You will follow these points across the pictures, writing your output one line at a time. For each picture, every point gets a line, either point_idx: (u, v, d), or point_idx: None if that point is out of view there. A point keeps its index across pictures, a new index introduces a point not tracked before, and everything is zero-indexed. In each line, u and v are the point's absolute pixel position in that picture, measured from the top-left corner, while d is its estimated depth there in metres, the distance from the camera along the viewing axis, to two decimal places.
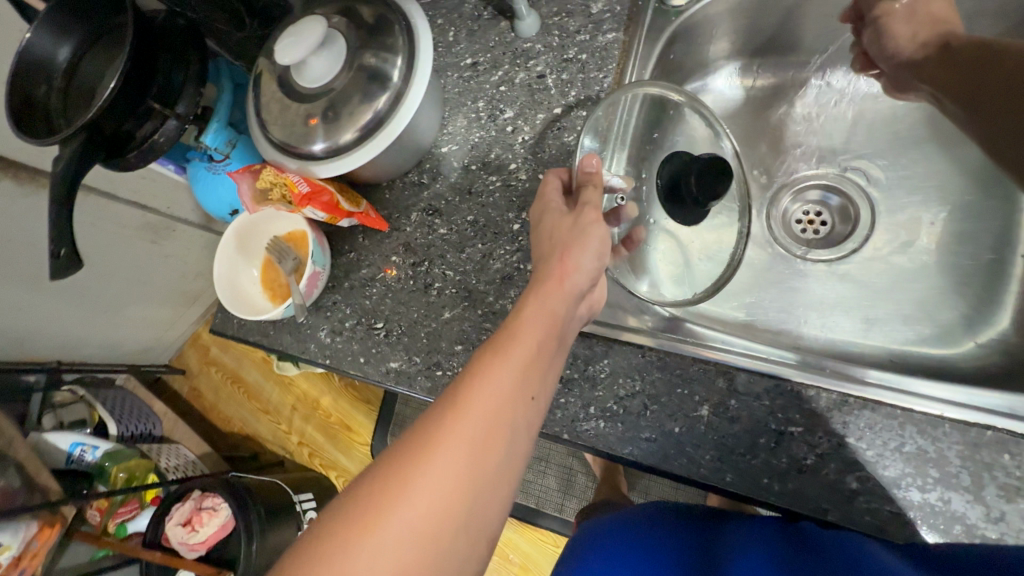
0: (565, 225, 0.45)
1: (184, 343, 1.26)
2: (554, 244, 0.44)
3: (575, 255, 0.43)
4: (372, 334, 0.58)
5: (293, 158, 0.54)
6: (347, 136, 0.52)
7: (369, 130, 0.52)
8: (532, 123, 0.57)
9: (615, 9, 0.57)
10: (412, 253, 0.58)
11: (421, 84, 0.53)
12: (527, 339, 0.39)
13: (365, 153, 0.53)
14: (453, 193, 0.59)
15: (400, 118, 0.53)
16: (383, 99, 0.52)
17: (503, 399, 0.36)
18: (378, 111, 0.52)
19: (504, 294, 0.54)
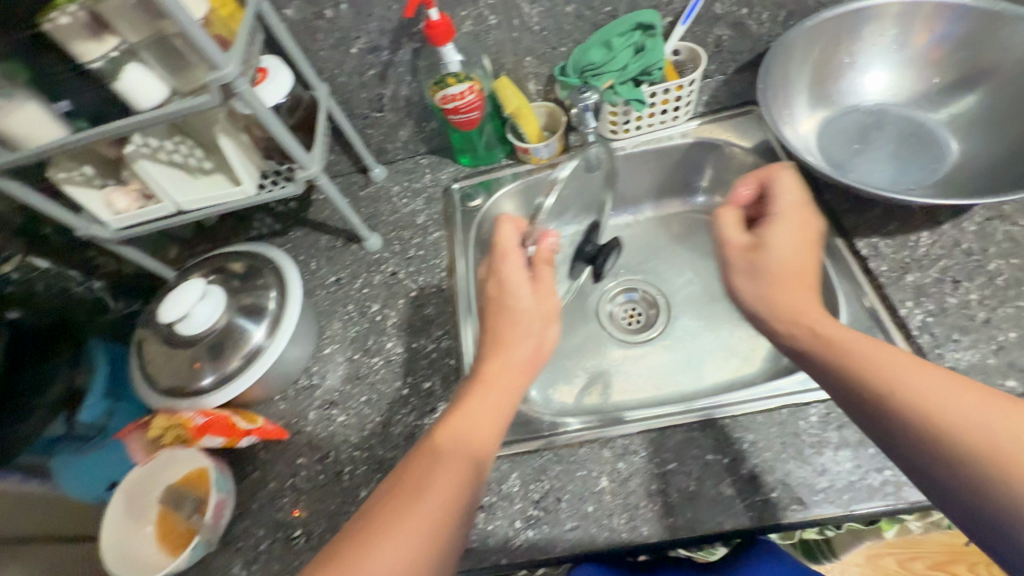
0: (527, 306, 0.53)
1: None
2: (506, 325, 0.53)
3: (522, 349, 0.52)
4: (291, 545, 0.57)
5: (184, 397, 0.60)
6: (233, 363, 0.60)
7: (255, 354, 0.62)
8: (396, 307, 0.71)
9: (433, 216, 0.78)
10: (317, 449, 0.62)
11: (294, 306, 0.65)
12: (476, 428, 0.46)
13: (251, 374, 0.61)
14: (343, 383, 0.66)
15: (281, 338, 0.63)
16: (262, 326, 0.62)
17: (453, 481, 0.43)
18: (260, 336, 0.62)
19: (411, 452, 0.59)
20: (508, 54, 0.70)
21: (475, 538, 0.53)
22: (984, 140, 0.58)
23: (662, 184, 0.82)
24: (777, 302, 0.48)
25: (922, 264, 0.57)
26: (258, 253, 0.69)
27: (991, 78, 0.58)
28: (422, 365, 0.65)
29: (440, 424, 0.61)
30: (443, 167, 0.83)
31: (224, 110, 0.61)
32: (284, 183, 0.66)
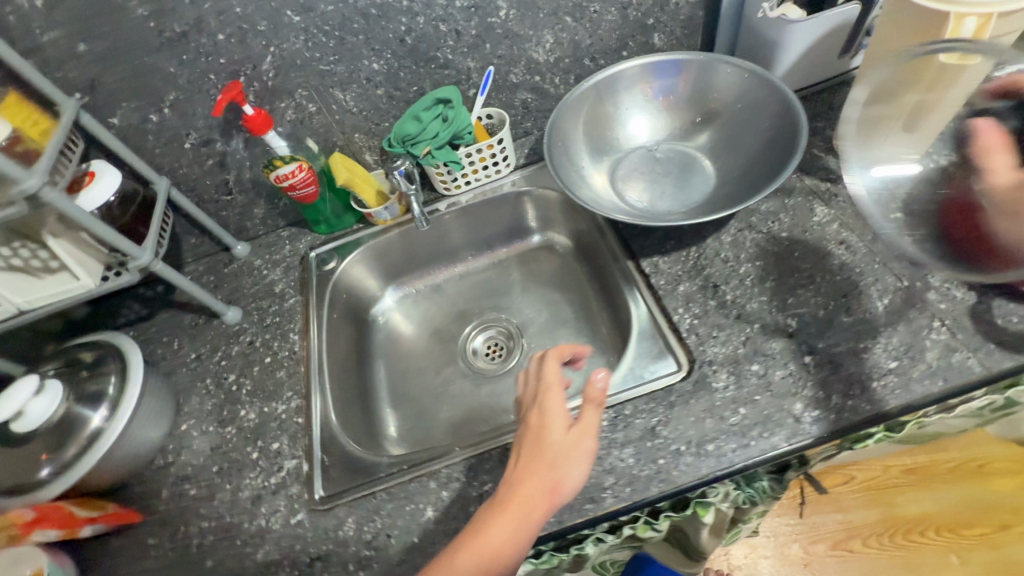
0: (555, 443, 0.50)
1: None
2: (534, 454, 0.50)
3: (540, 487, 0.48)
4: None
5: (21, 493, 0.60)
6: (71, 450, 0.61)
7: (94, 437, 0.62)
8: (252, 375, 0.75)
9: (290, 284, 0.84)
10: (167, 526, 0.63)
11: (137, 387, 0.67)
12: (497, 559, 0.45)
13: (91, 456, 0.61)
14: (197, 457, 0.68)
15: (121, 419, 0.65)
16: (103, 409, 0.64)
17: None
18: (100, 418, 0.63)
19: (258, 514, 0.62)
20: (337, 133, 0.79)
21: None
22: (726, 164, 0.72)
23: (503, 229, 0.92)
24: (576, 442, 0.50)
25: (691, 276, 0.67)
26: (109, 340, 0.72)
27: (719, 118, 0.73)
28: (273, 427, 0.69)
29: (286, 481, 0.64)
30: (302, 237, 0.89)
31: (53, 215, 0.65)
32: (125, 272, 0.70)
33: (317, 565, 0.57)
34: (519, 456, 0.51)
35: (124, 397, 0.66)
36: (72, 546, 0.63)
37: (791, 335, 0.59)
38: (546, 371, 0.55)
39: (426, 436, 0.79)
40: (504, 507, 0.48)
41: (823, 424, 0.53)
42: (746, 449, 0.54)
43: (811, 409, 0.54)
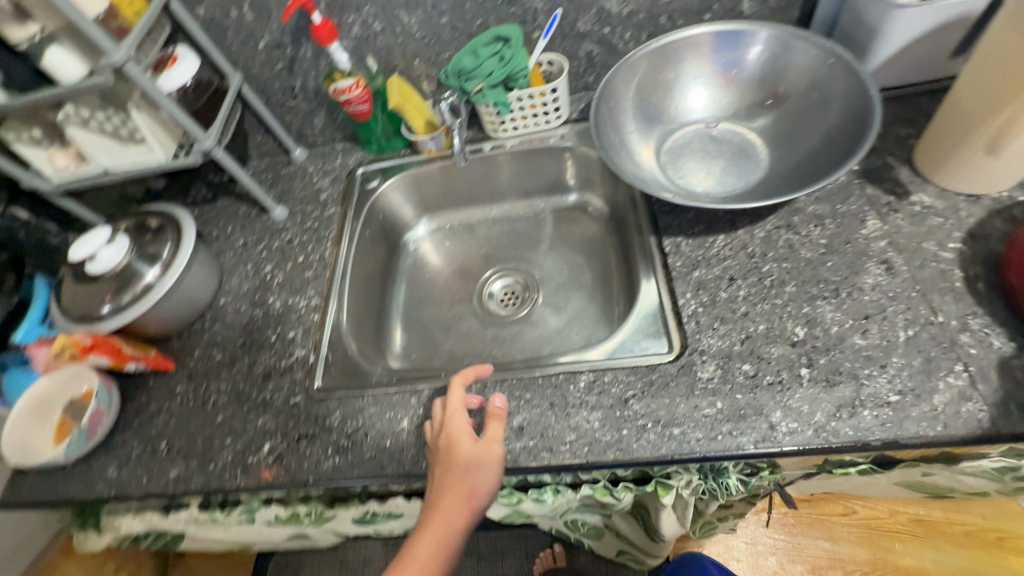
0: (464, 456, 0.54)
1: None
2: (450, 469, 0.54)
3: (458, 495, 0.53)
4: (156, 454, 0.68)
5: (82, 323, 0.71)
6: (126, 297, 0.71)
7: (145, 291, 0.72)
8: (285, 270, 0.82)
9: (334, 195, 0.89)
10: (194, 380, 0.74)
11: (188, 256, 0.76)
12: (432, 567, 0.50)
13: (141, 306, 0.71)
14: (227, 329, 0.78)
15: (170, 280, 0.74)
16: (155, 268, 0.73)
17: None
18: (152, 275, 0.73)
19: (265, 388, 0.70)
20: (398, 57, 0.81)
21: (294, 461, 0.63)
22: (781, 156, 0.68)
23: (543, 182, 0.92)
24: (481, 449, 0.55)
25: (709, 263, 0.65)
26: (173, 212, 0.81)
27: (787, 101, 0.69)
28: (293, 319, 0.76)
29: (293, 367, 0.71)
30: (353, 153, 0.93)
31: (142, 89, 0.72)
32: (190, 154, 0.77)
33: (303, 443, 0.65)
34: (437, 478, 0.55)
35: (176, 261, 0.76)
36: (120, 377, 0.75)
37: (795, 343, 0.57)
38: (447, 406, 0.59)
39: (427, 361, 0.84)
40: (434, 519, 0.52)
41: (796, 436, 0.52)
42: (711, 441, 0.54)
43: (790, 420, 0.53)
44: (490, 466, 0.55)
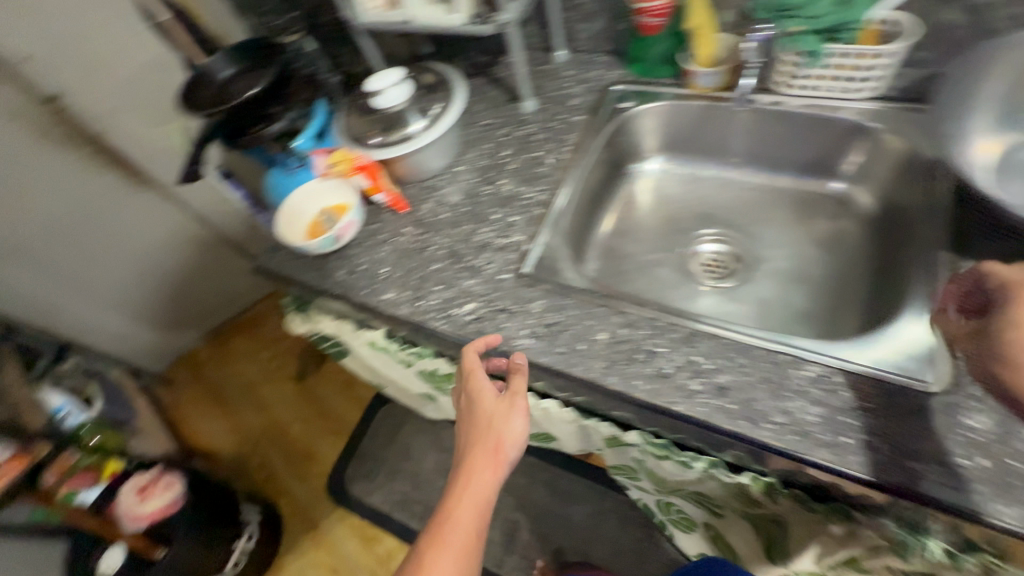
0: (488, 411, 0.62)
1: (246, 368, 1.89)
2: (480, 422, 0.62)
3: (487, 445, 0.60)
4: (377, 275, 0.78)
5: (353, 143, 0.82)
6: (394, 136, 0.81)
7: (405, 138, 0.81)
8: (521, 159, 0.84)
9: (585, 103, 0.89)
10: (420, 227, 0.81)
11: (449, 123, 0.80)
12: (477, 507, 0.58)
13: (402, 148, 0.80)
14: (457, 194, 0.84)
15: (427, 138, 0.80)
16: (423, 121, 0.81)
17: (470, 536, 0.57)
18: (419, 126, 0.81)
19: (479, 256, 0.75)
20: None
21: (490, 327, 0.68)
22: None
23: (807, 155, 0.82)
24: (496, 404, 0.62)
25: None
26: (449, 73, 0.86)
27: None
28: (518, 205, 0.79)
29: (508, 248, 0.75)
30: (613, 69, 0.91)
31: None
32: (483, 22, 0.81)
33: (502, 315, 0.69)
34: (466, 432, 0.63)
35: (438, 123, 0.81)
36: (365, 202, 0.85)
37: None
38: (467, 370, 0.64)
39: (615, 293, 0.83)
40: (471, 466, 0.60)
41: None
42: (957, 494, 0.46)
43: None
44: (515, 418, 0.61)
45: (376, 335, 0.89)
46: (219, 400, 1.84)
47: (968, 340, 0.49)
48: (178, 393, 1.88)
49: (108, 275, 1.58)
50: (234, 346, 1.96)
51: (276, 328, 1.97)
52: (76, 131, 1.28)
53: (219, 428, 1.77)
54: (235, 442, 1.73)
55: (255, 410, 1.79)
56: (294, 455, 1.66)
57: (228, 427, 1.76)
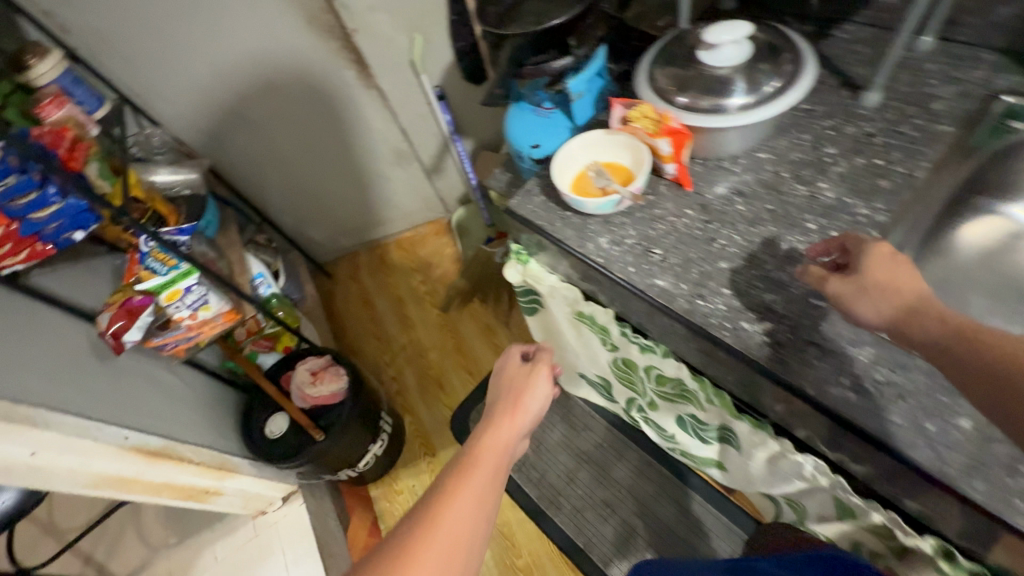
0: (516, 372, 0.85)
1: (400, 284, 1.98)
2: (521, 383, 0.83)
3: (519, 390, 0.82)
4: (647, 256, 0.69)
5: (656, 97, 0.72)
6: (704, 103, 0.68)
7: (720, 109, 0.68)
8: (851, 163, 0.68)
9: (954, 111, 0.69)
10: (706, 213, 0.70)
11: (781, 106, 0.65)
12: (499, 446, 0.74)
13: (706, 121, 0.68)
14: (757, 185, 0.70)
15: (746, 117, 0.67)
16: (745, 98, 0.67)
17: (495, 464, 0.72)
18: (736, 103, 0.67)
19: (782, 269, 0.63)
20: None
21: (792, 361, 0.57)
22: None
23: None
24: (519, 367, 0.87)
25: None
26: (799, 39, 0.69)
27: None
28: (843, 220, 0.64)
29: (826, 270, 0.61)
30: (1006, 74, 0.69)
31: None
32: None
33: (812, 351, 0.57)
34: (500, 404, 0.82)
35: (766, 101, 0.67)
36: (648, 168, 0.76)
37: None
38: (504, 359, 0.88)
39: None
40: (508, 408, 0.80)
41: None
42: None
43: None
44: (537, 378, 0.84)
45: (598, 315, 0.84)
46: (370, 305, 1.95)
47: (839, 283, 0.55)
48: (336, 287, 2.03)
49: (314, 163, 1.70)
50: (392, 260, 2.05)
51: (433, 254, 2.02)
52: (333, 23, 1.32)
53: (365, 331, 1.89)
54: (377, 348, 1.83)
55: (399, 325, 1.87)
56: (426, 379, 1.72)
57: (373, 333, 1.87)
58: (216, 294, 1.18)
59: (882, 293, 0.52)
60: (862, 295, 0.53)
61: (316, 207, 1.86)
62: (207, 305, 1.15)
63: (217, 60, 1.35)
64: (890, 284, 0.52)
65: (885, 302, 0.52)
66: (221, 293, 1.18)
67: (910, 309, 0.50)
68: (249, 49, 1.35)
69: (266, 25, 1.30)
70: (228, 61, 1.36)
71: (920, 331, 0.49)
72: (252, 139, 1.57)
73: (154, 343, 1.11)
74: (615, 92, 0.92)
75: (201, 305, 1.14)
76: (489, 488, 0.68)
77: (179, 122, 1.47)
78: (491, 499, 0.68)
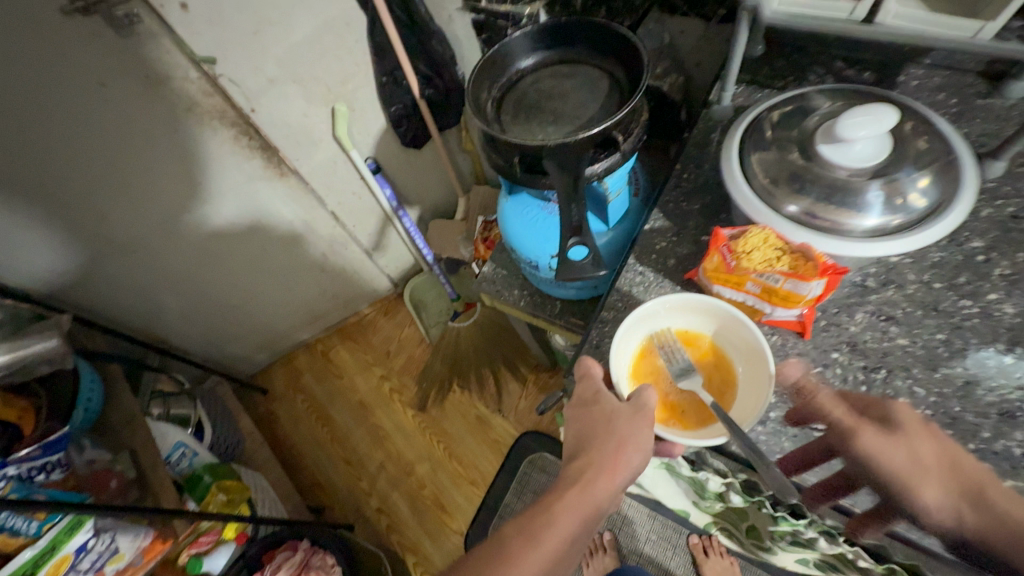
0: (609, 412, 0.49)
1: (359, 382, 1.64)
2: (611, 440, 0.48)
3: (605, 453, 0.48)
4: (811, 435, 0.50)
5: (755, 196, 0.55)
6: (824, 217, 0.52)
7: (844, 229, 0.52)
8: (1013, 260, 0.54)
9: None
10: (861, 355, 0.52)
11: (928, 240, 0.50)
12: (583, 504, 0.48)
13: (831, 243, 0.51)
14: (909, 303, 0.54)
15: (878, 247, 0.50)
16: (883, 215, 0.51)
17: (568, 536, 0.48)
18: (869, 222, 0.51)
19: (1004, 436, 0.46)
20: None
21: None
22: None
23: None
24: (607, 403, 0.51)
25: None
26: (923, 119, 0.54)
27: None
28: None
29: None
30: None
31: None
32: None
33: None
34: (579, 445, 0.50)
35: (907, 227, 0.51)
36: (765, 320, 0.55)
37: None
38: (588, 376, 0.53)
39: None
40: (582, 479, 0.49)
41: None
42: None
43: None
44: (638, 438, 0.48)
45: (712, 481, 0.62)
46: (326, 420, 1.60)
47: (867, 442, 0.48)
48: (275, 404, 1.64)
49: (220, 274, 1.32)
50: (340, 356, 1.70)
51: (389, 340, 1.71)
52: (223, 107, 0.98)
53: (329, 456, 1.53)
54: (349, 475, 1.50)
55: (370, 439, 1.54)
56: (421, 502, 1.43)
57: (340, 456, 1.53)
58: (128, 528, 0.82)
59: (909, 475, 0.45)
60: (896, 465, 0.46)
61: (231, 321, 1.47)
62: (118, 552, 0.80)
63: (57, 182, 0.92)
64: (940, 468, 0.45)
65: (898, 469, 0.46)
66: (133, 524, 0.83)
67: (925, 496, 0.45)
68: (105, 160, 0.94)
69: (116, 120, 0.90)
70: (77, 179, 0.94)
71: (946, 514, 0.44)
72: (125, 267, 1.14)
73: None
74: (641, 171, 0.74)
75: (108, 557, 0.78)
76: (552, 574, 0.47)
77: (11, 269, 1.01)
78: None
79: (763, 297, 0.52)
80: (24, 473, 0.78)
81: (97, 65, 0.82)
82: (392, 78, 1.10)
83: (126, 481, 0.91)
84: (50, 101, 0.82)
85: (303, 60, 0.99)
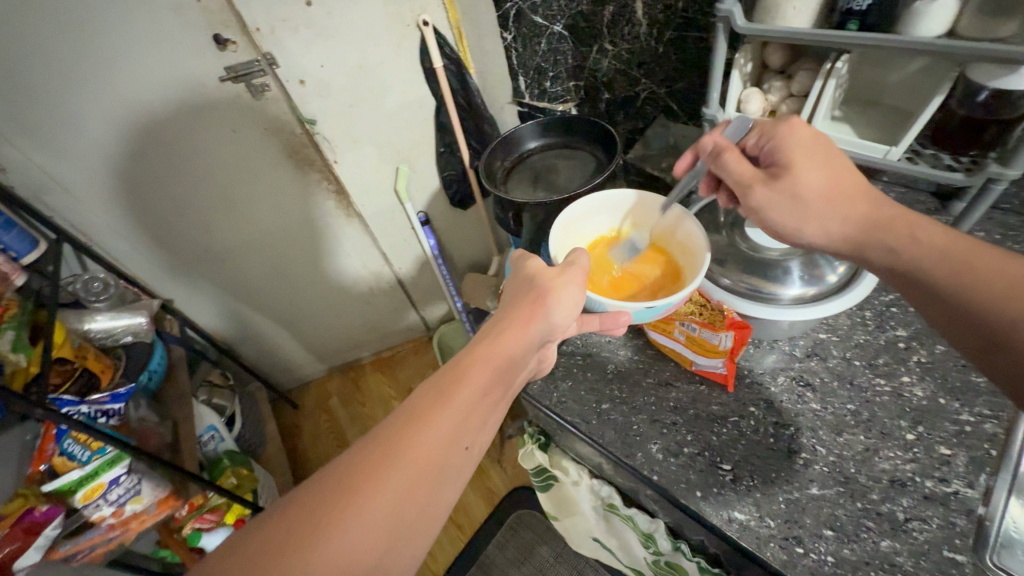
0: (536, 284, 0.57)
1: (378, 411, 1.77)
2: (535, 301, 0.55)
3: (530, 307, 0.54)
4: (715, 473, 0.55)
5: None
6: (749, 286, 0.61)
7: (773, 298, 0.60)
8: (931, 350, 0.59)
9: None
10: (776, 412, 0.58)
11: (842, 306, 0.58)
12: (500, 348, 0.52)
13: (755, 308, 0.60)
14: (827, 373, 0.60)
15: (803, 314, 0.58)
16: (798, 286, 0.60)
17: (481, 392, 0.49)
18: (787, 293, 0.60)
19: (892, 501, 0.50)
20: None
21: None
22: None
23: None
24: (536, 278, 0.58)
25: None
26: None
27: None
28: (948, 428, 0.53)
29: (949, 504, 0.49)
30: None
31: (959, 73, 0.56)
32: (944, 168, 0.58)
33: None
34: (507, 308, 0.56)
35: (825, 297, 0.59)
36: (697, 372, 0.63)
37: None
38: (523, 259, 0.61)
39: None
40: (504, 329, 0.53)
41: None
42: None
43: None
44: (560, 296, 0.55)
45: (639, 521, 0.67)
46: (341, 442, 1.71)
47: (767, 189, 0.51)
48: (302, 419, 1.79)
49: (282, 291, 1.53)
50: (368, 386, 1.85)
51: (413, 378, 1.84)
52: (314, 157, 1.24)
53: None
54: None
55: None
56: None
57: None
58: (151, 480, 0.97)
59: (848, 207, 0.49)
60: (801, 210, 0.50)
61: (282, 334, 1.67)
62: (138, 496, 0.94)
63: (182, 194, 1.20)
64: (836, 187, 0.49)
65: (817, 206, 0.49)
66: (156, 478, 0.98)
67: (868, 234, 0.48)
68: (219, 181, 1.21)
69: (232, 151, 1.16)
70: (192, 193, 1.21)
71: (878, 250, 0.48)
72: (211, 271, 1.40)
73: (60, 555, 0.84)
74: None
75: (130, 496, 0.93)
76: (462, 435, 0.47)
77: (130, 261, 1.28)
78: (475, 432, 0.48)
79: (689, 346, 0.61)
80: (93, 412, 0.94)
81: (232, 117, 1.11)
82: (449, 149, 1.34)
83: (162, 443, 1.07)
84: (193, 138, 1.11)
85: (382, 128, 1.24)
